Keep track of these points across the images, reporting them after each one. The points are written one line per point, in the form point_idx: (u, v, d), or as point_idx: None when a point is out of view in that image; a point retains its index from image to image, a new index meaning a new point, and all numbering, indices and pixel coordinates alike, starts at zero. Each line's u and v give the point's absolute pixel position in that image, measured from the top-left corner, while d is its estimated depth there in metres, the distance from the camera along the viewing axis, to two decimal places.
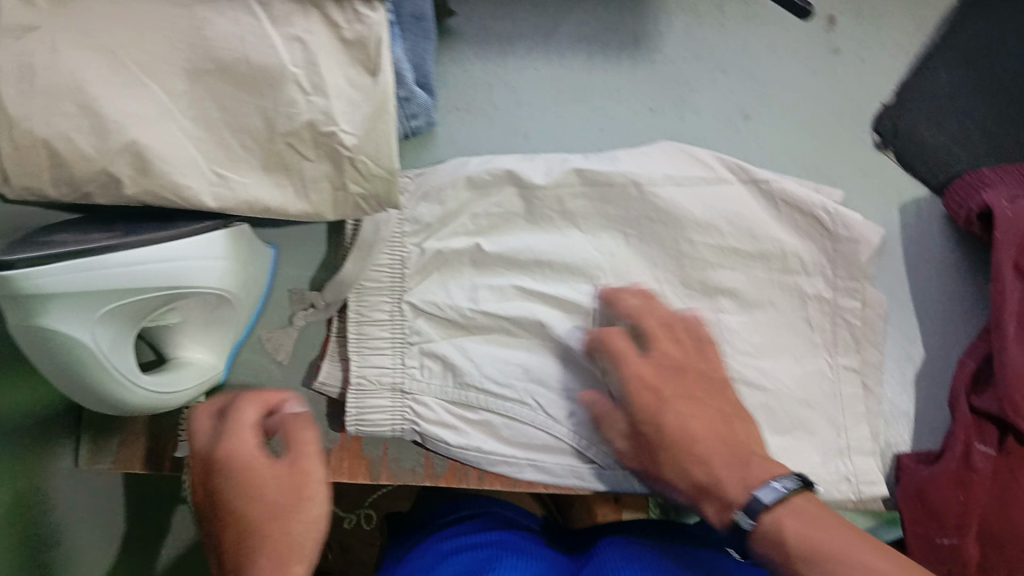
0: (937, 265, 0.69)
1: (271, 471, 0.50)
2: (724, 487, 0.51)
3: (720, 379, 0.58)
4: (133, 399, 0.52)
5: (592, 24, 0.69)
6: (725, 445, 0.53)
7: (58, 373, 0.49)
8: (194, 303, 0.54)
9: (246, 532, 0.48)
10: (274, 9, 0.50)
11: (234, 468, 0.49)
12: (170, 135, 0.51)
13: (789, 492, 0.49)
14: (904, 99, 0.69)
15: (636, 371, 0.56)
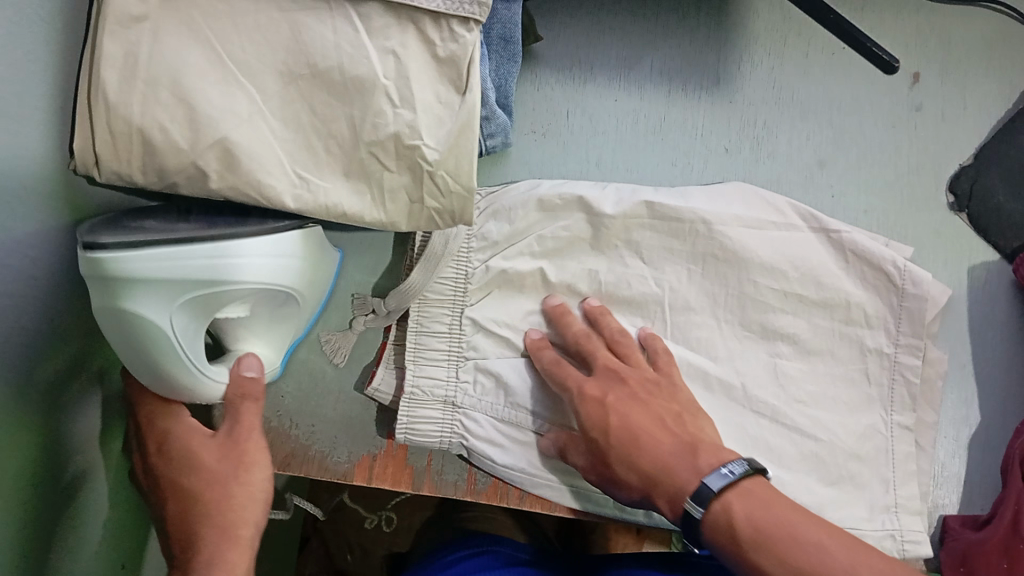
0: (1001, 330, 0.68)
1: (206, 450, 0.57)
2: (678, 478, 0.53)
3: (670, 390, 0.60)
4: (196, 386, 0.53)
5: (675, 60, 0.70)
6: (672, 444, 0.55)
7: (132, 352, 0.50)
8: (262, 299, 0.55)
9: (189, 503, 0.55)
10: (371, 21, 0.52)
11: (175, 453, 0.56)
12: (260, 134, 0.52)
13: (738, 477, 0.50)
14: (982, 161, 0.69)
15: (580, 383, 0.58)
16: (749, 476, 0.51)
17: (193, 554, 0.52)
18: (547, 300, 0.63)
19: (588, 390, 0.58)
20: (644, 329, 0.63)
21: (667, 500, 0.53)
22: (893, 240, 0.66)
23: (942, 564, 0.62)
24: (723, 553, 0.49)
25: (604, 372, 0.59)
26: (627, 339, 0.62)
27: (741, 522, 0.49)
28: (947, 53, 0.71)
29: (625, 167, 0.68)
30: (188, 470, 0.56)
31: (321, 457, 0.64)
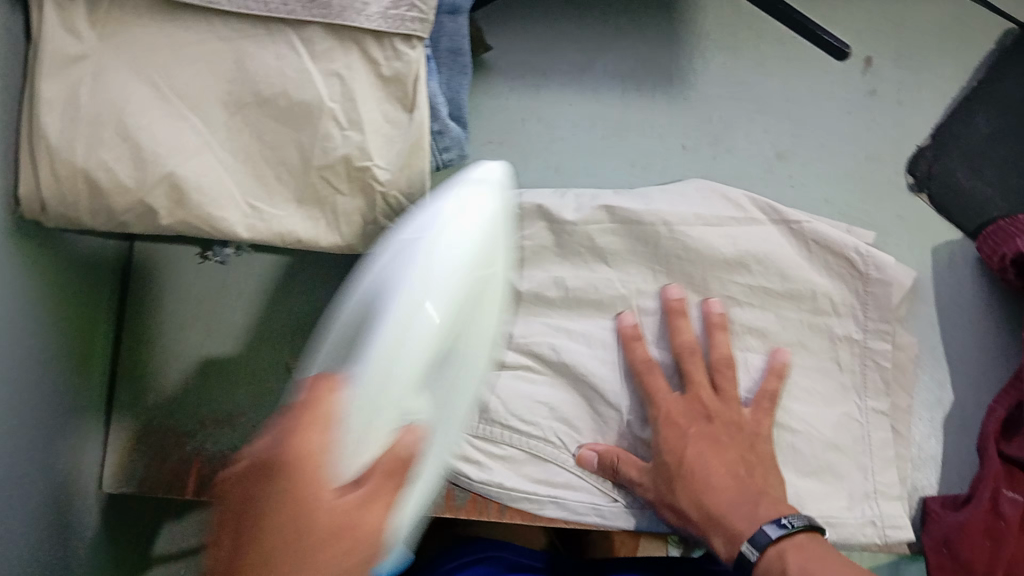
0: (969, 310, 0.68)
1: (309, 543, 0.36)
2: (733, 522, 0.55)
3: (750, 431, 0.60)
4: (425, 343, 0.41)
5: (627, 62, 0.70)
6: (735, 490, 0.56)
7: (473, 254, 0.45)
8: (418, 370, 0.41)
9: None
10: (315, 45, 0.51)
11: (278, 525, 0.36)
12: (211, 166, 0.51)
13: (794, 529, 0.52)
14: (940, 142, 0.69)
15: (668, 406, 0.60)
16: (807, 531, 0.52)
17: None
18: (666, 291, 0.63)
19: (675, 417, 0.59)
20: (781, 349, 0.63)
21: (723, 540, 0.55)
22: (856, 228, 0.67)
23: (925, 548, 0.62)
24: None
25: (694, 402, 0.60)
26: (733, 372, 0.61)
27: (791, 565, 0.50)
28: (899, 37, 0.71)
29: (585, 172, 0.68)
30: (286, 530, 0.36)
31: None
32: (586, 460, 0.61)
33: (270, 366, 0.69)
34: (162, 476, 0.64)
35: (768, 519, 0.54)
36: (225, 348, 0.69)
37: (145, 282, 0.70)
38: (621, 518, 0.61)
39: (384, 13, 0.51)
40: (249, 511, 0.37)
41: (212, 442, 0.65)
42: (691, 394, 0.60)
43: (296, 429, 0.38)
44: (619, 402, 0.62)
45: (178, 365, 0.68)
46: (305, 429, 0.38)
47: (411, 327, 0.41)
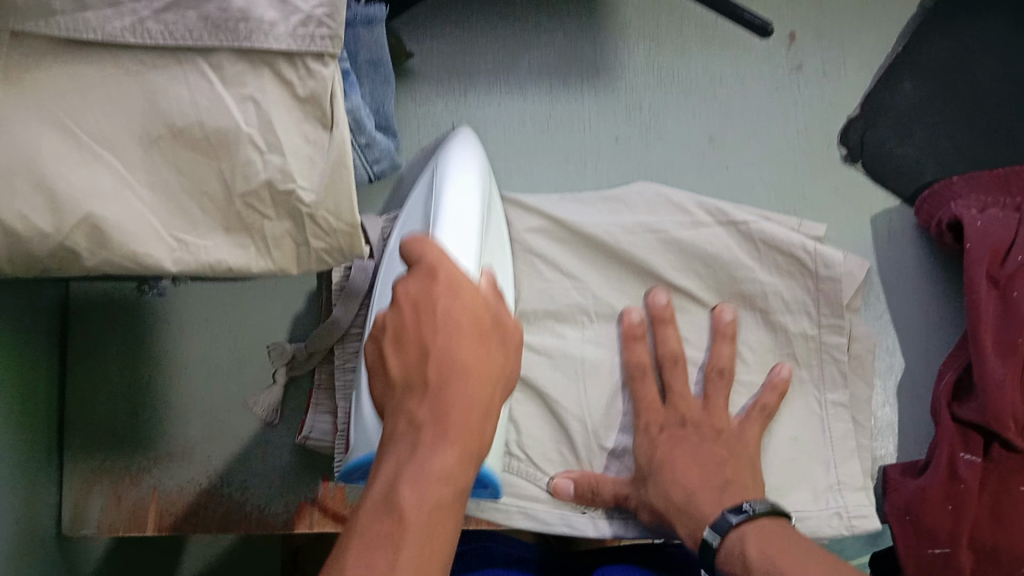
0: (911, 276, 0.68)
1: (472, 326, 0.40)
2: (699, 509, 0.55)
3: (728, 438, 0.61)
4: (471, 209, 0.50)
5: (553, 56, 0.70)
6: (700, 481, 0.57)
7: (484, 175, 0.56)
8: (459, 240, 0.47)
9: (432, 390, 0.38)
10: (224, 71, 0.48)
11: (446, 317, 0.40)
12: (131, 207, 0.48)
13: (755, 513, 0.51)
14: (869, 111, 0.69)
15: (648, 417, 0.62)
16: (770, 516, 0.51)
17: (406, 488, 0.36)
18: (652, 297, 0.65)
19: (653, 429, 0.61)
20: (782, 364, 0.64)
21: (687, 529, 0.56)
22: (807, 222, 0.67)
23: (889, 518, 0.62)
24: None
25: (673, 412, 0.62)
26: (724, 382, 0.63)
27: (750, 548, 0.49)
28: (819, 8, 0.71)
29: (519, 171, 0.69)
30: (453, 324, 0.40)
31: (259, 510, 0.65)
32: (562, 490, 0.61)
33: (220, 398, 0.67)
34: (123, 514, 0.64)
35: (728, 506, 0.53)
36: (173, 381, 0.68)
37: (83, 318, 0.68)
38: (590, 527, 0.62)
39: (293, 33, 0.47)
40: (419, 324, 0.40)
41: (167, 477, 0.65)
42: (673, 406, 0.62)
43: (433, 258, 0.41)
44: (584, 414, 0.63)
45: (127, 401, 0.67)
46: (442, 263, 0.41)
47: (460, 203, 0.50)
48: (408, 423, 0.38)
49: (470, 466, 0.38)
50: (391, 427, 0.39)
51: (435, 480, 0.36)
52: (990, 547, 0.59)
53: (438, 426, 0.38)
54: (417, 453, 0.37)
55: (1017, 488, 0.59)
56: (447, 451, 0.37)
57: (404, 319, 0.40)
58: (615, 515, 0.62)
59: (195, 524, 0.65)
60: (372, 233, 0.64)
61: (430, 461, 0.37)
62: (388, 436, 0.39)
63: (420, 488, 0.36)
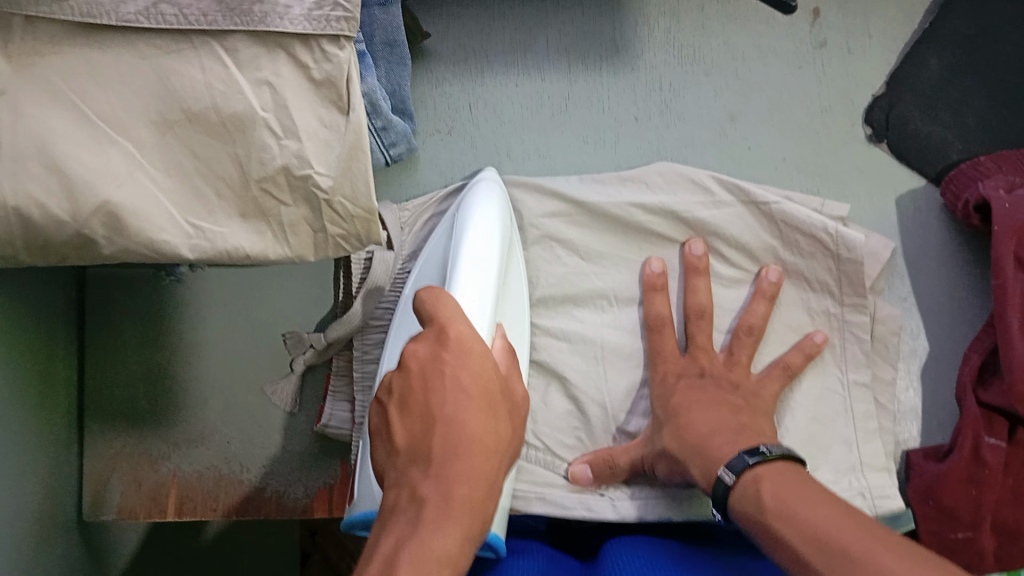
0: (936, 257, 0.67)
1: (480, 395, 0.42)
2: (710, 450, 0.52)
3: (744, 392, 0.59)
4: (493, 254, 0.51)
5: (572, 34, 0.68)
6: (712, 423, 0.54)
7: (507, 217, 0.59)
8: (481, 278, 0.49)
9: (437, 463, 0.39)
10: (239, 54, 0.47)
11: (454, 385, 0.42)
12: (146, 190, 0.48)
13: (772, 455, 0.48)
14: (896, 88, 0.68)
15: (665, 366, 0.61)
16: (785, 459, 0.48)
17: (405, 562, 0.35)
18: (687, 246, 0.64)
19: (668, 376, 0.60)
20: (817, 331, 0.63)
21: (700, 470, 0.52)
22: (831, 201, 0.66)
23: (911, 501, 0.62)
24: (746, 524, 0.46)
25: (694, 362, 0.61)
26: (752, 340, 0.62)
27: (766, 492, 0.45)
28: None
29: (536, 153, 0.68)
30: (461, 393, 0.41)
31: (277, 496, 0.65)
32: (580, 477, 0.61)
33: (238, 384, 0.67)
34: (143, 499, 0.65)
35: (745, 447, 0.50)
36: (190, 367, 0.67)
37: (102, 301, 0.67)
38: (608, 510, 0.61)
39: (308, 15, 0.47)
40: (427, 393, 0.42)
41: (186, 463, 0.66)
42: (693, 355, 0.61)
43: (444, 320, 0.43)
44: (604, 396, 0.63)
45: (145, 387, 0.67)
46: (456, 328, 0.43)
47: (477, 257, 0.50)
48: (411, 497, 0.39)
49: (470, 543, 0.38)
50: (394, 499, 0.39)
51: (436, 556, 0.36)
52: (1011, 524, 0.58)
53: (440, 502, 0.38)
54: (418, 525, 0.37)
55: None
56: (450, 530, 0.37)
57: (411, 389, 0.42)
58: (638, 493, 0.61)
59: (214, 509, 0.65)
60: (390, 225, 0.64)
61: (431, 537, 0.37)
62: (390, 510, 0.39)
63: (420, 559, 0.36)
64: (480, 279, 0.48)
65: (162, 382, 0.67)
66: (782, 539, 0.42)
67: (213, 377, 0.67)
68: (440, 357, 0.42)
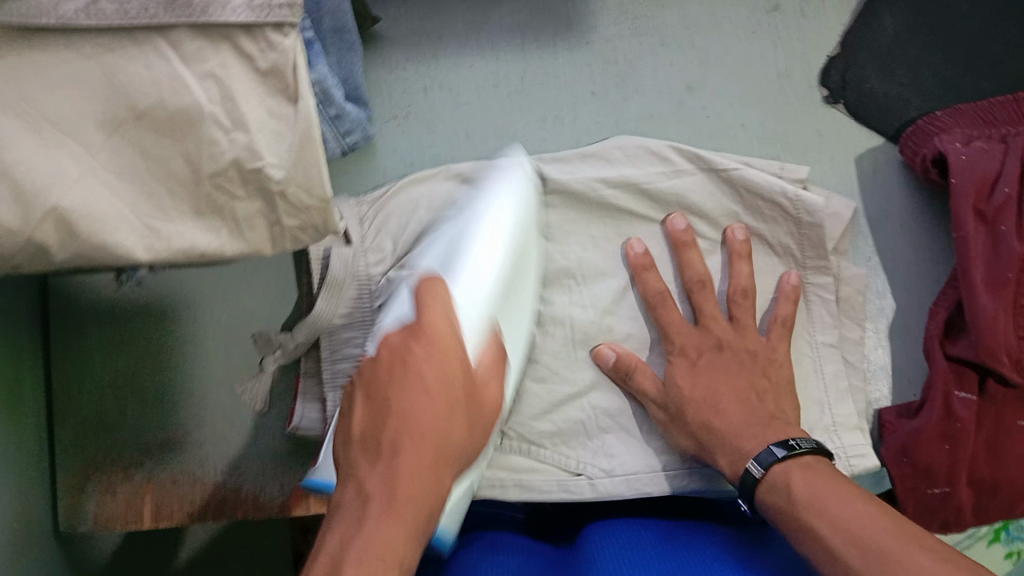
0: (897, 216, 0.67)
1: (441, 394, 0.44)
2: (737, 441, 0.55)
3: (764, 358, 0.60)
4: (500, 233, 0.56)
5: (525, 13, 0.69)
6: (742, 414, 0.57)
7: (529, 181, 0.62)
8: (483, 265, 0.53)
9: (386, 459, 0.42)
10: (184, 47, 0.46)
11: (416, 377, 0.44)
12: (98, 192, 0.47)
13: (802, 450, 0.52)
14: (851, 48, 0.68)
15: (682, 339, 0.61)
16: (813, 453, 0.52)
17: (349, 561, 0.38)
18: (669, 221, 0.64)
19: (688, 350, 0.61)
20: (789, 272, 0.63)
21: (727, 459, 0.55)
22: (789, 164, 0.66)
23: (886, 460, 0.62)
24: (773, 515, 0.50)
25: (708, 333, 0.61)
26: (750, 303, 0.62)
27: (796, 480, 0.50)
28: None
29: (496, 135, 0.68)
30: (420, 389, 0.44)
31: (253, 496, 0.64)
32: (604, 355, 0.62)
33: (210, 384, 0.67)
34: (118, 508, 0.63)
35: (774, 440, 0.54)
36: (160, 371, 0.67)
37: (66, 310, 0.67)
38: (586, 491, 0.61)
39: (249, 4, 0.46)
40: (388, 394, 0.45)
41: (159, 467, 0.64)
42: (704, 326, 0.61)
43: (428, 314, 0.47)
44: (576, 382, 0.63)
45: (114, 394, 0.66)
46: (443, 326, 0.47)
47: (483, 249, 0.53)
48: (357, 495, 0.41)
49: (418, 537, 0.40)
50: (343, 497, 0.42)
51: (379, 551, 0.38)
52: (988, 478, 0.59)
53: (387, 495, 0.40)
54: (362, 524, 0.39)
55: (1014, 423, 0.60)
56: (394, 523, 0.39)
57: (377, 377, 0.46)
58: (617, 471, 0.61)
59: (190, 517, 0.63)
60: (349, 219, 0.63)
61: (374, 529, 0.39)
62: (337, 508, 0.41)
63: (362, 558, 0.38)
64: (485, 263, 0.53)
65: (131, 389, 0.66)
66: (809, 527, 0.47)
67: (182, 380, 0.67)
68: (406, 358, 0.45)
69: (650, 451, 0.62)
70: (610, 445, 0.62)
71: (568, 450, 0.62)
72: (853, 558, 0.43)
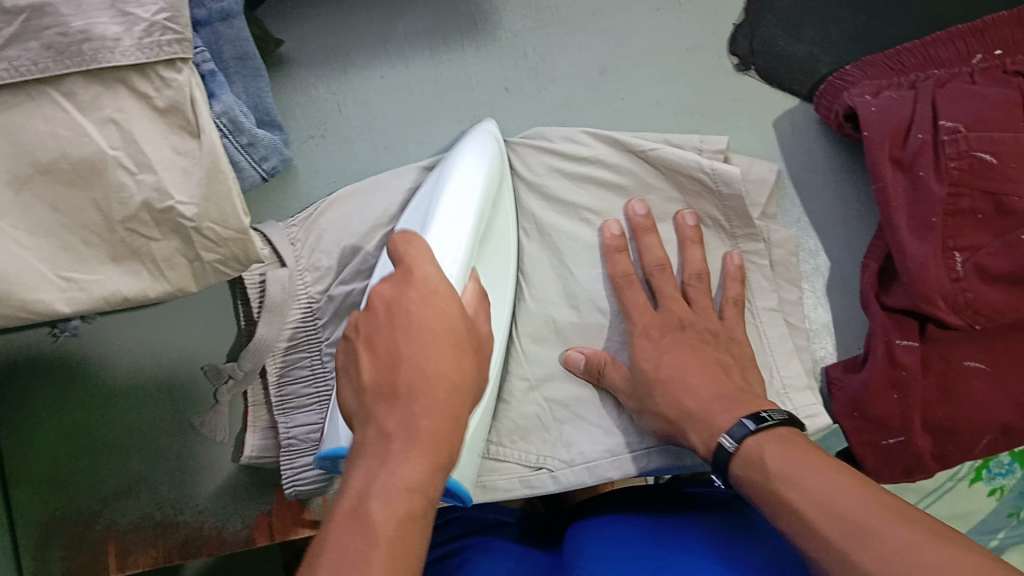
0: (821, 174, 0.68)
1: (446, 340, 0.41)
2: (712, 416, 0.52)
3: (724, 338, 0.60)
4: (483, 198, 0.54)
5: (430, 14, 0.68)
6: (715, 390, 0.54)
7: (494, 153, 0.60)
8: (455, 210, 0.51)
9: (401, 397, 0.39)
10: (78, 97, 0.46)
11: (417, 323, 0.41)
12: (14, 255, 0.46)
13: (775, 421, 0.49)
14: (757, 12, 0.68)
15: (642, 320, 0.60)
16: (786, 425, 0.50)
17: (374, 501, 0.36)
18: (629, 208, 0.64)
19: (650, 330, 0.60)
20: (733, 252, 0.64)
21: (699, 437, 0.53)
22: (709, 136, 0.66)
23: (837, 416, 0.62)
24: (750, 491, 0.47)
25: (668, 314, 0.61)
26: (704, 286, 0.62)
27: (769, 454, 0.47)
28: None
29: (416, 141, 0.68)
30: (421, 335, 0.41)
31: (217, 531, 0.65)
32: (574, 360, 0.62)
33: (163, 426, 0.66)
34: (85, 561, 0.64)
35: (745, 414, 0.51)
36: (108, 420, 0.66)
37: (7, 366, 0.65)
38: (548, 483, 0.61)
39: (139, 44, 0.46)
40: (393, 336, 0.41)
41: (120, 516, 0.65)
42: (664, 309, 0.61)
43: (412, 263, 0.43)
44: (528, 372, 0.64)
45: (68, 449, 0.65)
46: (429, 279, 0.43)
47: (463, 207, 0.51)
48: (378, 434, 0.39)
49: (438, 475, 0.38)
50: (363, 438, 0.39)
51: (405, 488, 0.36)
52: (942, 422, 0.59)
53: (407, 435, 0.38)
54: (385, 463, 0.37)
55: (962, 362, 0.60)
56: (416, 461, 0.37)
57: (372, 328, 0.42)
58: (577, 461, 0.61)
59: (158, 557, 0.65)
60: (279, 242, 0.63)
61: (399, 472, 0.37)
62: (358, 448, 0.39)
63: (387, 498, 0.36)
64: (463, 208, 0.51)
65: (84, 444, 0.65)
66: (784, 502, 0.44)
67: (133, 429, 0.66)
68: (400, 308, 0.42)
69: (608, 435, 0.61)
70: (569, 435, 0.62)
71: (531, 446, 0.62)
72: (832, 532, 0.41)
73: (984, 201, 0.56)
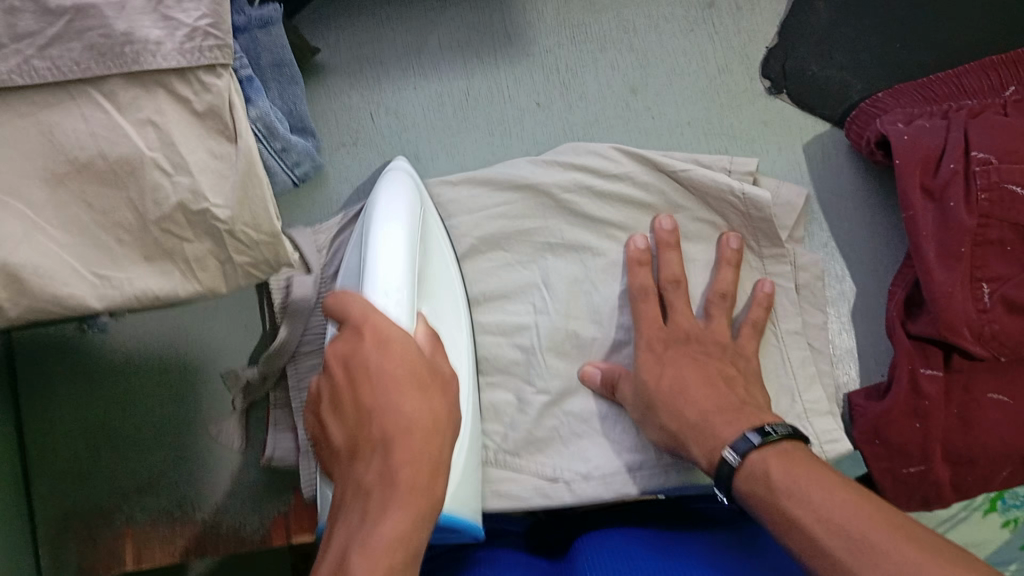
0: (849, 200, 0.68)
1: (412, 380, 0.42)
2: (713, 431, 0.53)
3: (733, 351, 0.60)
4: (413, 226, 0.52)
5: (462, 28, 0.69)
6: (714, 401, 0.55)
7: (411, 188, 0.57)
8: (387, 249, 0.49)
9: (377, 443, 0.40)
10: (118, 97, 0.46)
11: (380, 374, 0.42)
12: (48, 252, 0.47)
13: (779, 436, 0.49)
14: (789, 38, 0.69)
15: (648, 334, 0.61)
16: (790, 439, 0.49)
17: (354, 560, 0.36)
18: (657, 221, 0.64)
19: (654, 342, 0.60)
20: (763, 280, 0.63)
21: (702, 450, 0.53)
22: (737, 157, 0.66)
23: (857, 442, 0.62)
24: (756, 503, 0.48)
25: (674, 328, 0.61)
26: (726, 304, 0.62)
27: (776, 470, 0.47)
28: None
29: (445, 151, 0.68)
30: (389, 387, 0.41)
31: (235, 531, 0.65)
32: (591, 375, 0.62)
33: (184, 424, 0.67)
34: (100, 556, 0.65)
35: (749, 427, 0.51)
36: (129, 416, 0.66)
37: (34, 359, 0.67)
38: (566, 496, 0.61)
39: (180, 48, 0.46)
40: (358, 388, 0.42)
41: (138, 512, 0.65)
42: (673, 325, 0.61)
43: (361, 316, 0.43)
44: (550, 387, 0.63)
45: (88, 445, 0.66)
46: (381, 324, 0.43)
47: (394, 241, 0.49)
48: (358, 489, 0.39)
49: (424, 523, 0.39)
50: (361, 479, 0.39)
51: (385, 544, 0.36)
52: (963, 452, 0.59)
53: (385, 483, 0.38)
54: (366, 518, 0.38)
55: (984, 395, 0.59)
56: (400, 513, 0.37)
57: (333, 386, 0.43)
58: (594, 475, 0.61)
59: (175, 555, 0.65)
60: (305, 248, 0.63)
61: (379, 525, 0.37)
62: (338, 506, 0.40)
63: (367, 558, 0.36)
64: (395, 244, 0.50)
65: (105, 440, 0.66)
66: (789, 518, 0.45)
67: (155, 426, 0.66)
68: (361, 357, 0.42)
69: (624, 450, 0.62)
70: (587, 451, 0.62)
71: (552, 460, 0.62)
72: (837, 549, 0.41)
73: (1010, 232, 0.56)
